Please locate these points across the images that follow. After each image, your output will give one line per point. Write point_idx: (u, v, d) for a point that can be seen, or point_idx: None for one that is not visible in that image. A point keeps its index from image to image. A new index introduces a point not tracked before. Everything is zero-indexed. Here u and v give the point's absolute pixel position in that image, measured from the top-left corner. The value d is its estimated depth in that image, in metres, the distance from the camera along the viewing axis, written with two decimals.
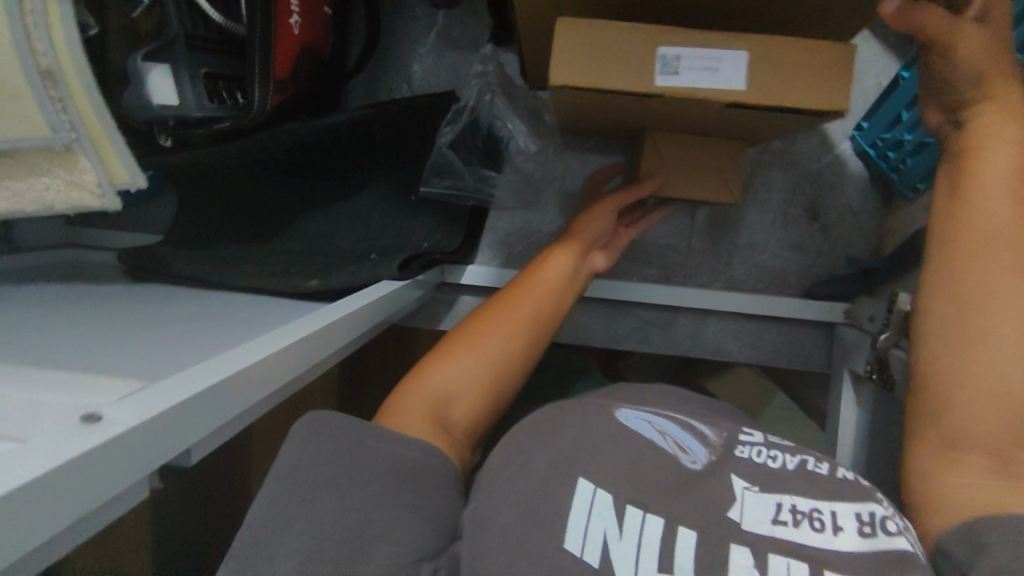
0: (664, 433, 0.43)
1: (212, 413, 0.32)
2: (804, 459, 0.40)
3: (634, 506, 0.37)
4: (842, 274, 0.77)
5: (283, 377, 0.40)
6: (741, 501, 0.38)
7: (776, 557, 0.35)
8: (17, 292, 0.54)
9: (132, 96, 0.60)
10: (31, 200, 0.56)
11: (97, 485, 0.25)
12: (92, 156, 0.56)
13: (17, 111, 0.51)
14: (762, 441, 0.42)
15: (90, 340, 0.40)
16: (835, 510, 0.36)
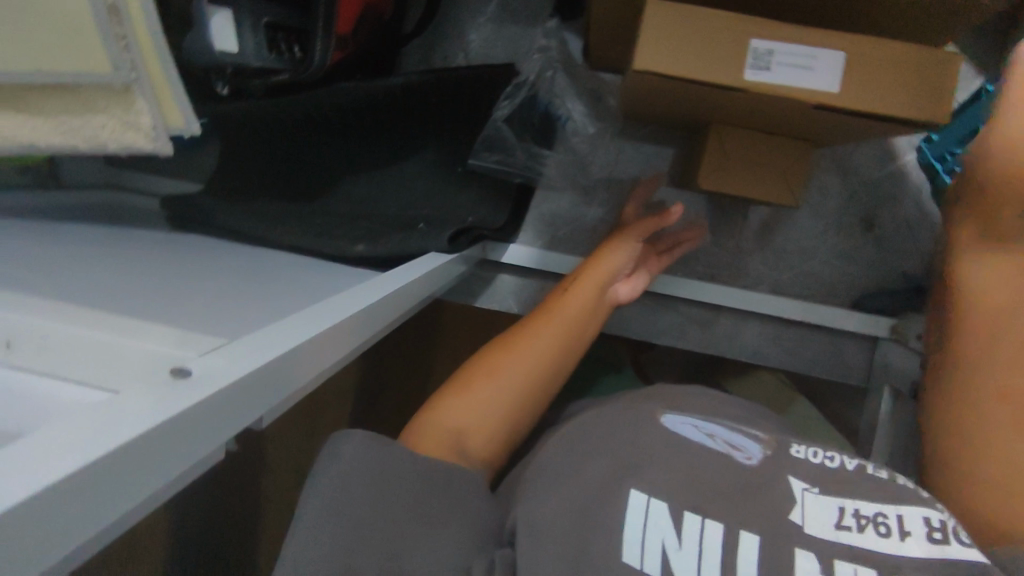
0: (714, 436, 0.45)
1: (279, 381, 0.31)
2: (861, 464, 0.40)
3: (692, 511, 0.37)
4: (892, 288, 0.76)
5: (339, 346, 0.38)
6: (800, 503, 0.38)
7: (842, 562, 0.34)
8: (64, 231, 0.53)
9: (192, 41, 0.58)
10: (85, 138, 0.54)
11: (166, 460, 0.23)
12: (149, 98, 0.54)
13: (77, 47, 0.50)
14: (818, 445, 0.43)
15: (147, 288, 0.39)
16: (901, 513, 0.36)
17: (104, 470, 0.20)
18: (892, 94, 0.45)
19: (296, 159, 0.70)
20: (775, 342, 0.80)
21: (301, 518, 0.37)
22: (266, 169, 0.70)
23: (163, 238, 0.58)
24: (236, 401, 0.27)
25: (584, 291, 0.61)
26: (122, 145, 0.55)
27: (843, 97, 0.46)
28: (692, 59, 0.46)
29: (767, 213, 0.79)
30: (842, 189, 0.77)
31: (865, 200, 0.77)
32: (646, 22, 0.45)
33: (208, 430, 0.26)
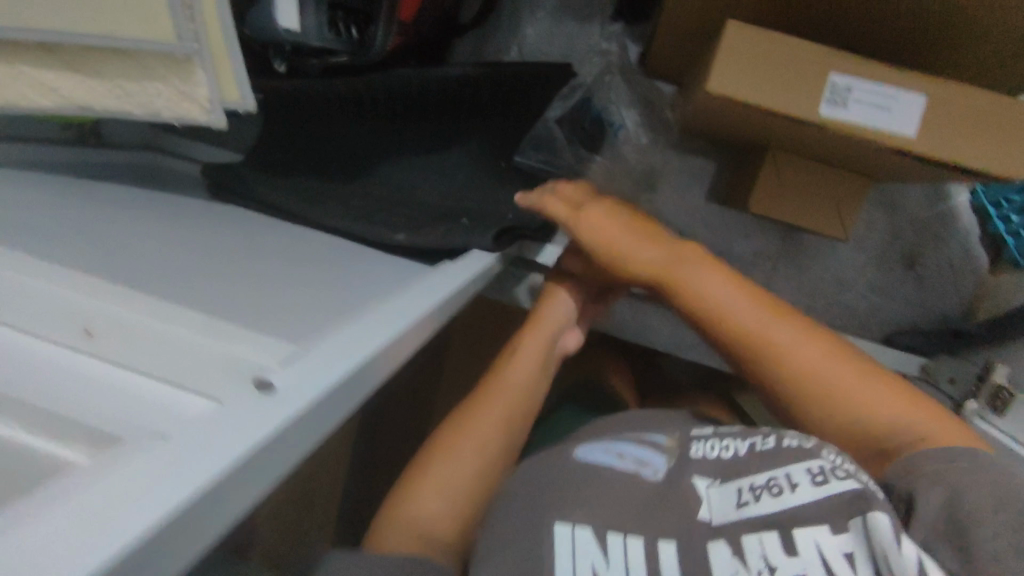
0: (622, 454, 0.43)
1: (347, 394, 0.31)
2: (752, 439, 0.39)
3: (613, 532, 0.37)
4: (928, 328, 0.76)
5: (393, 361, 0.37)
6: (707, 499, 0.38)
7: (749, 536, 0.34)
8: (114, 194, 0.53)
9: (256, 16, 0.58)
10: (140, 104, 0.53)
11: (241, 490, 0.23)
12: (209, 70, 0.52)
13: (146, 13, 0.49)
14: (713, 434, 0.42)
15: (205, 269, 0.39)
16: (788, 471, 0.36)
17: None
18: (972, 143, 0.44)
19: (333, 141, 0.66)
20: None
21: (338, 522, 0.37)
22: (300, 150, 0.65)
23: (211, 207, 0.57)
24: (309, 423, 0.27)
25: (534, 346, 0.57)
26: (177, 116, 0.54)
27: (920, 142, 0.45)
28: (767, 89, 0.45)
29: (808, 240, 0.78)
30: (888, 223, 0.76)
31: (909, 236, 0.76)
32: (722, 47, 0.44)
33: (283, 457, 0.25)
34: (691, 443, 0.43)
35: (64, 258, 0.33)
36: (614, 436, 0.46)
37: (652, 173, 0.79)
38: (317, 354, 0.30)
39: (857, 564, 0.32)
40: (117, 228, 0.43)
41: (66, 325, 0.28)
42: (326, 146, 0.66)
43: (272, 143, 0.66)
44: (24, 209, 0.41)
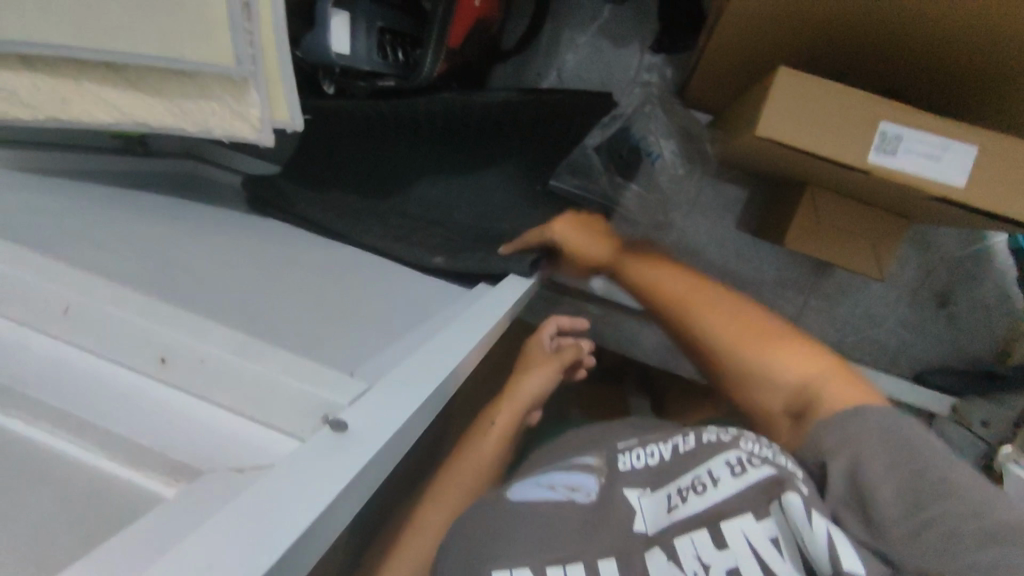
0: (553, 484, 0.46)
1: (407, 429, 0.31)
2: (674, 443, 0.43)
3: (555, 566, 0.39)
4: (959, 368, 0.75)
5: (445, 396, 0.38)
6: (640, 511, 0.41)
7: (682, 538, 0.37)
8: (165, 204, 0.54)
9: (310, 38, 0.60)
10: (191, 122, 0.50)
11: (317, 539, 0.23)
12: (264, 92, 0.50)
13: (206, 34, 0.46)
14: (641, 446, 0.46)
15: (262, 289, 0.40)
16: (709, 467, 0.39)
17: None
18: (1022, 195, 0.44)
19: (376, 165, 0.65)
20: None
21: None
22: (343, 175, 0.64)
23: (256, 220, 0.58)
24: (380, 463, 0.28)
25: (505, 417, 0.58)
26: (225, 134, 0.51)
27: (969, 191, 0.45)
28: (819, 134, 0.46)
29: (840, 274, 0.78)
30: (922, 260, 0.75)
31: (941, 275, 0.76)
32: (775, 93, 0.45)
33: (358, 498, 0.26)
34: (614, 460, 0.46)
35: (129, 279, 0.34)
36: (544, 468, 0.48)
37: (685, 201, 0.79)
38: (379, 392, 0.30)
39: (782, 547, 0.34)
40: (178, 237, 0.44)
41: (145, 355, 0.29)
42: (364, 159, 0.65)
43: (311, 153, 0.65)
44: (87, 221, 0.42)
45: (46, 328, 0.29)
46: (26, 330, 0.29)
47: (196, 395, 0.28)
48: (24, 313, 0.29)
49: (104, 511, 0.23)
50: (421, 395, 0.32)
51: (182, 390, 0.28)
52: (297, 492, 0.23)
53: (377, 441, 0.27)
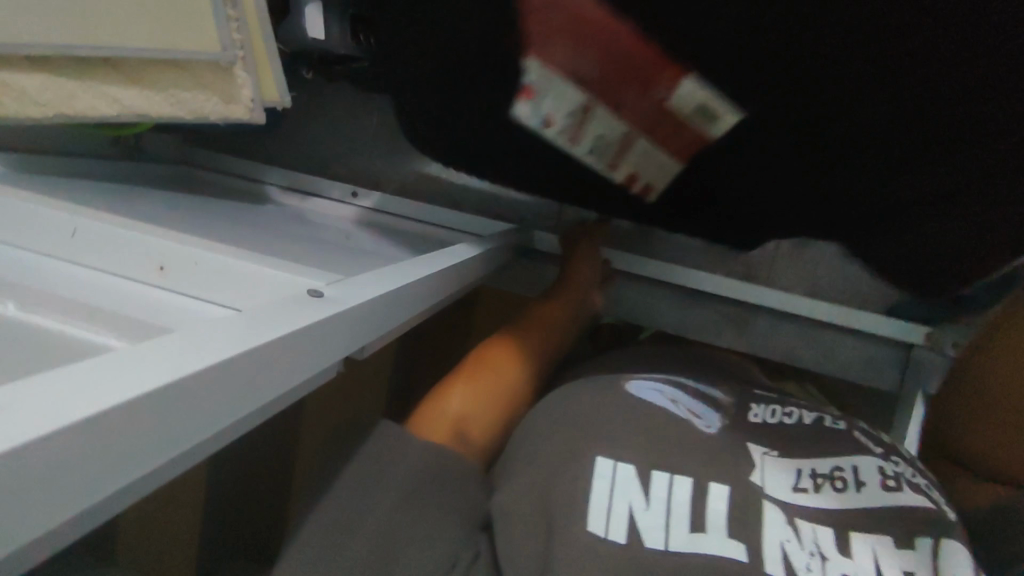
0: (677, 402, 0.52)
1: (366, 325, 0.37)
2: (820, 416, 0.51)
3: (661, 471, 0.45)
4: None
5: (404, 313, 0.43)
6: (761, 467, 0.45)
7: (803, 522, 0.42)
8: (152, 200, 0.62)
9: (290, 30, 0.64)
10: (190, 110, 0.60)
11: (253, 387, 0.28)
12: (252, 72, 0.61)
13: (195, 25, 0.56)
14: (774, 405, 0.52)
15: (234, 241, 0.45)
16: (856, 468, 0.45)
17: (202, 379, 0.24)
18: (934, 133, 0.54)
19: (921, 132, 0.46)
20: (826, 354, 0.82)
21: None
22: None
23: (242, 216, 0.65)
24: (336, 334, 0.33)
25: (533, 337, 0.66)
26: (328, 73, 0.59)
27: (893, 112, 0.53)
28: None
29: None
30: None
31: None
32: None
33: (296, 364, 0.30)
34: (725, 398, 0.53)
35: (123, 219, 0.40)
36: (666, 381, 0.55)
37: None
38: (341, 288, 0.36)
39: None
40: (162, 215, 0.50)
41: (145, 267, 0.33)
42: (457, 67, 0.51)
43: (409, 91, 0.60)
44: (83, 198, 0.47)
45: (58, 253, 0.34)
46: (35, 251, 0.34)
47: (188, 292, 0.33)
48: (36, 239, 0.34)
49: (93, 348, 0.26)
50: (383, 290, 0.39)
51: (178, 292, 0.33)
52: (247, 331, 0.28)
53: (335, 309, 0.33)
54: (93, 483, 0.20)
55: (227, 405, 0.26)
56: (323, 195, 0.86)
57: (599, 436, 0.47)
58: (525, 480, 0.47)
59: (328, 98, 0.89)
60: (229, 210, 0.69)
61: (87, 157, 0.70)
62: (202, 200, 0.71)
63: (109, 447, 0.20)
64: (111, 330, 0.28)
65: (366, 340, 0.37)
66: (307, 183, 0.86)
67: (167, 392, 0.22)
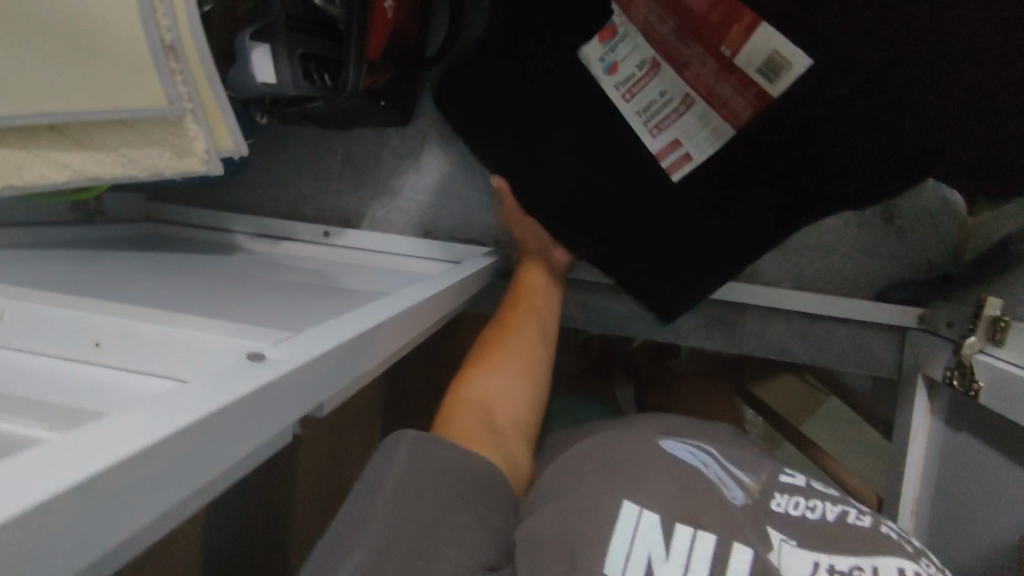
0: (708, 466, 0.49)
1: (331, 373, 0.35)
2: (844, 510, 0.44)
3: (686, 524, 0.41)
4: (920, 276, 0.76)
5: (374, 356, 0.41)
6: (778, 551, 0.41)
7: None
8: (113, 265, 0.60)
9: (238, 76, 0.62)
10: (142, 168, 0.58)
11: (212, 456, 0.25)
12: (202, 124, 0.59)
13: (137, 83, 0.54)
14: (798, 495, 0.46)
15: (190, 302, 0.43)
16: (877, 566, 0.39)
17: (150, 458, 0.22)
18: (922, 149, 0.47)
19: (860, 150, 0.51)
20: (822, 346, 0.80)
21: (382, 500, 0.42)
22: None
23: (208, 270, 0.63)
24: (299, 388, 0.31)
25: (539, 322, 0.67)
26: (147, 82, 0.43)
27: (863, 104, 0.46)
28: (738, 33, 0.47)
29: None
30: (858, 214, 0.76)
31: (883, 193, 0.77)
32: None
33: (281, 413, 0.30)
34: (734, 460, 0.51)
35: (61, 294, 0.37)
36: (699, 445, 0.52)
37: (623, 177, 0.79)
38: (302, 338, 0.34)
39: None
40: (114, 281, 0.48)
41: (81, 344, 0.31)
42: None
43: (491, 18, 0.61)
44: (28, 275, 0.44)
45: None
46: None
47: (133, 368, 0.30)
48: None
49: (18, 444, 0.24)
50: (350, 334, 0.37)
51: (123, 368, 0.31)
52: (203, 394, 0.25)
53: (296, 360, 0.31)
54: (62, 558, 0.19)
55: (180, 480, 0.24)
56: (296, 238, 0.84)
57: (609, 486, 0.45)
58: (545, 529, 0.44)
59: (289, 140, 0.87)
60: (196, 264, 0.67)
61: (44, 226, 0.68)
62: (169, 257, 0.69)
63: (35, 548, 0.18)
64: (39, 418, 0.25)
65: (332, 391, 0.35)
66: (278, 229, 0.84)
67: (106, 475, 0.20)
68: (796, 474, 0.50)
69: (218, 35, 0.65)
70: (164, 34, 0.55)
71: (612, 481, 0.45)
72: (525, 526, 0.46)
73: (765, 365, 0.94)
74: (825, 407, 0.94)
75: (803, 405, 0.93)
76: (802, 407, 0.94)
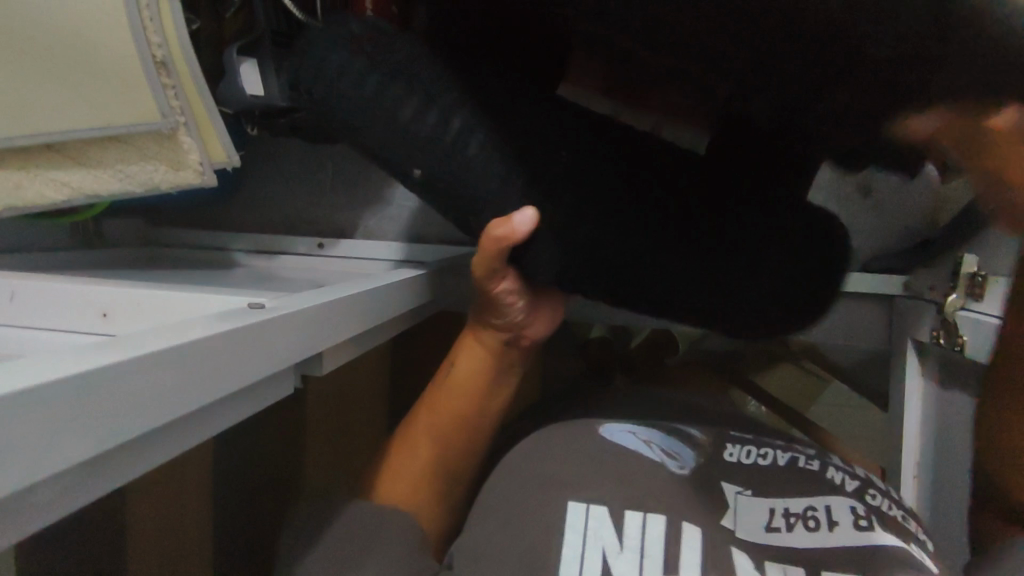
0: (650, 442, 0.54)
1: (313, 331, 0.39)
2: (793, 456, 0.53)
3: (634, 510, 0.48)
4: (901, 244, 0.78)
5: (354, 327, 0.46)
6: (737, 509, 0.49)
7: (774, 565, 0.46)
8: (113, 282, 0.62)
9: (228, 91, 0.64)
10: (140, 183, 0.61)
11: (208, 381, 0.29)
12: (195, 135, 0.62)
13: (133, 100, 0.57)
14: (749, 443, 0.54)
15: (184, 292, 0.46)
16: (828, 506, 0.49)
17: (157, 365, 0.26)
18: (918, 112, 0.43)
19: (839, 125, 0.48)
20: None
21: None
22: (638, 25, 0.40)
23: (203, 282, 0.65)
24: (283, 335, 0.35)
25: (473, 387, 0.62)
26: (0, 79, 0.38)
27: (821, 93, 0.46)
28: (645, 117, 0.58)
29: None
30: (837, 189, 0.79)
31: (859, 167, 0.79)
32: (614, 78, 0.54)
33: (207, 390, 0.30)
34: (720, 447, 0.54)
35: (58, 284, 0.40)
36: (641, 422, 0.57)
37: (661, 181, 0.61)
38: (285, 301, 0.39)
39: None
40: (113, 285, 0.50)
41: (85, 316, 0.35)
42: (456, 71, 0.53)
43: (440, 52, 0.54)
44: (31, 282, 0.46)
45: (1, 317, 0.35)
46: None
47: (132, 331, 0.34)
48: None
49: None
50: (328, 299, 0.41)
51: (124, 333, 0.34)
52: (197, 328, 0.30)
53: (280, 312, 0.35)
54: (25, 472, 0.20)
55: (182, 395, 0.28)
56: (291, 252, 0.87)
57: (563, 481, 0.50)
58: (511, 519, 0.49)
59: (281, 157, 0.90)
60: (192, 279, 0.69)
61: (45, 251, 0.70)
62: (168, 275, 0.72)
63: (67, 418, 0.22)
64: None
65: (316, 349, 0.40)
66: (273, 243, 0.87)
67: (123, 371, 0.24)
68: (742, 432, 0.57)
69: (207, 54, 0.68)
70: (155, 52, 0.58)
71: (556, 483, 0.50)
72: (460, 543, 0.49)
73: (760, 358, 0.95)
74: (831, 390, 0.92)
75: (804, 392, 0.94)
76: (802, 394, 0.94)
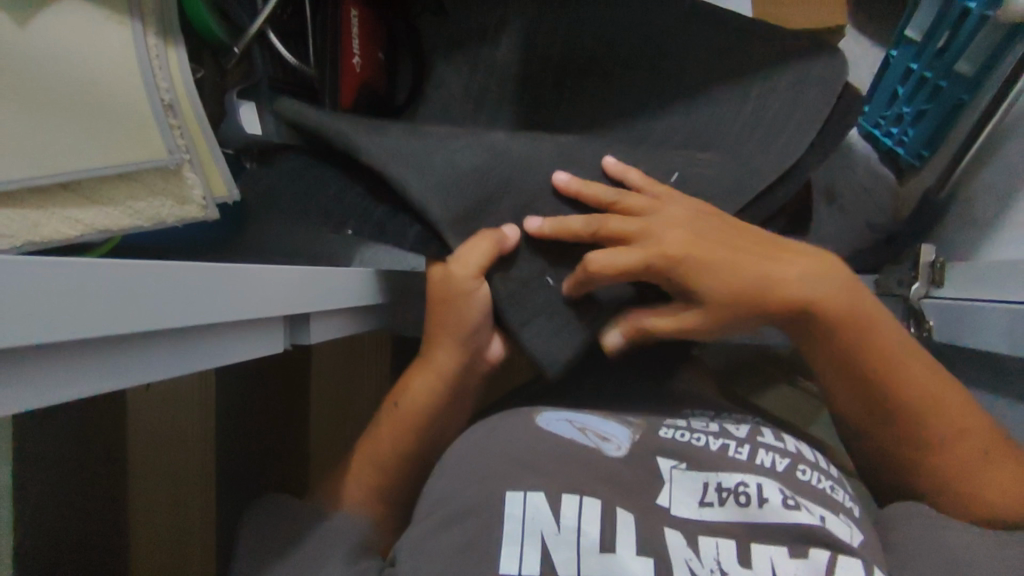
0: (585, 429, 0.55)
1: (291, 297, 0.43)
2: (726, 443, 0.53)
3: (572, 494, 0.49)
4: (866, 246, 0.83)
5: (334, 301, 0.50)
6: (670, 484, 0.51)
7: (706, 538, 0.47)
8: None
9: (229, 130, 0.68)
10: (149, 217, 0.64)
11: (198, 309, 0.33)
12: (197, 170, 0.67)
13: (144, 139, 0.63)
14: (683, 426, 0.55)
15: None
16: (761, 484, 0.49)
17: (154, 281, 0.30)
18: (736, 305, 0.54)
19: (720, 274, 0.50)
20: None
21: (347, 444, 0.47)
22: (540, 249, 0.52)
23: None
24: (264, 293, 0.40)
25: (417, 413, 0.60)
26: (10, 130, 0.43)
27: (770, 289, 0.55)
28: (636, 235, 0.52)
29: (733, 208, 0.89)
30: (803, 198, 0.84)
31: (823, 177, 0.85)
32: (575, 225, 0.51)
33: (185, 329, 0.34)
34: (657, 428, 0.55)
35: None
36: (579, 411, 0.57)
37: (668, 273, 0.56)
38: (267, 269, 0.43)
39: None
40: None
41: None
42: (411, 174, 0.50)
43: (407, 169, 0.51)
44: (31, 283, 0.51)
45: None
46: None
47: None
48: None
49: None
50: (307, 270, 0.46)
51: None
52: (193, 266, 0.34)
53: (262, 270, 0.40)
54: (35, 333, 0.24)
55: (172, 313, 0.32)
56: None
57: (501, 474, 0.51)
58: (450, 506, 0.50)
59: None
60: None
61: None
62: None
63: (76, 303, 0.26)
64: None
65: (295, 312, 0.44)
66: None
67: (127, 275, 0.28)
68: (682, 417, 0.57)
69: (210, 97, 0.75)
70: (163, 95, 0.65)
71: (492, 475, 0.51)
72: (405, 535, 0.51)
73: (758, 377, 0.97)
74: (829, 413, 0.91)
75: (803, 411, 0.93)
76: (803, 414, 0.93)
